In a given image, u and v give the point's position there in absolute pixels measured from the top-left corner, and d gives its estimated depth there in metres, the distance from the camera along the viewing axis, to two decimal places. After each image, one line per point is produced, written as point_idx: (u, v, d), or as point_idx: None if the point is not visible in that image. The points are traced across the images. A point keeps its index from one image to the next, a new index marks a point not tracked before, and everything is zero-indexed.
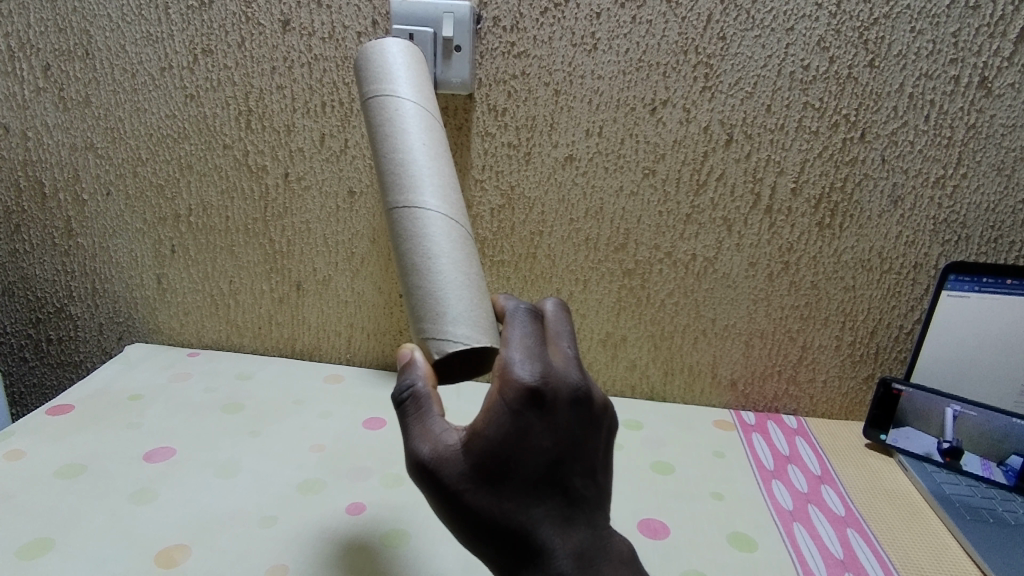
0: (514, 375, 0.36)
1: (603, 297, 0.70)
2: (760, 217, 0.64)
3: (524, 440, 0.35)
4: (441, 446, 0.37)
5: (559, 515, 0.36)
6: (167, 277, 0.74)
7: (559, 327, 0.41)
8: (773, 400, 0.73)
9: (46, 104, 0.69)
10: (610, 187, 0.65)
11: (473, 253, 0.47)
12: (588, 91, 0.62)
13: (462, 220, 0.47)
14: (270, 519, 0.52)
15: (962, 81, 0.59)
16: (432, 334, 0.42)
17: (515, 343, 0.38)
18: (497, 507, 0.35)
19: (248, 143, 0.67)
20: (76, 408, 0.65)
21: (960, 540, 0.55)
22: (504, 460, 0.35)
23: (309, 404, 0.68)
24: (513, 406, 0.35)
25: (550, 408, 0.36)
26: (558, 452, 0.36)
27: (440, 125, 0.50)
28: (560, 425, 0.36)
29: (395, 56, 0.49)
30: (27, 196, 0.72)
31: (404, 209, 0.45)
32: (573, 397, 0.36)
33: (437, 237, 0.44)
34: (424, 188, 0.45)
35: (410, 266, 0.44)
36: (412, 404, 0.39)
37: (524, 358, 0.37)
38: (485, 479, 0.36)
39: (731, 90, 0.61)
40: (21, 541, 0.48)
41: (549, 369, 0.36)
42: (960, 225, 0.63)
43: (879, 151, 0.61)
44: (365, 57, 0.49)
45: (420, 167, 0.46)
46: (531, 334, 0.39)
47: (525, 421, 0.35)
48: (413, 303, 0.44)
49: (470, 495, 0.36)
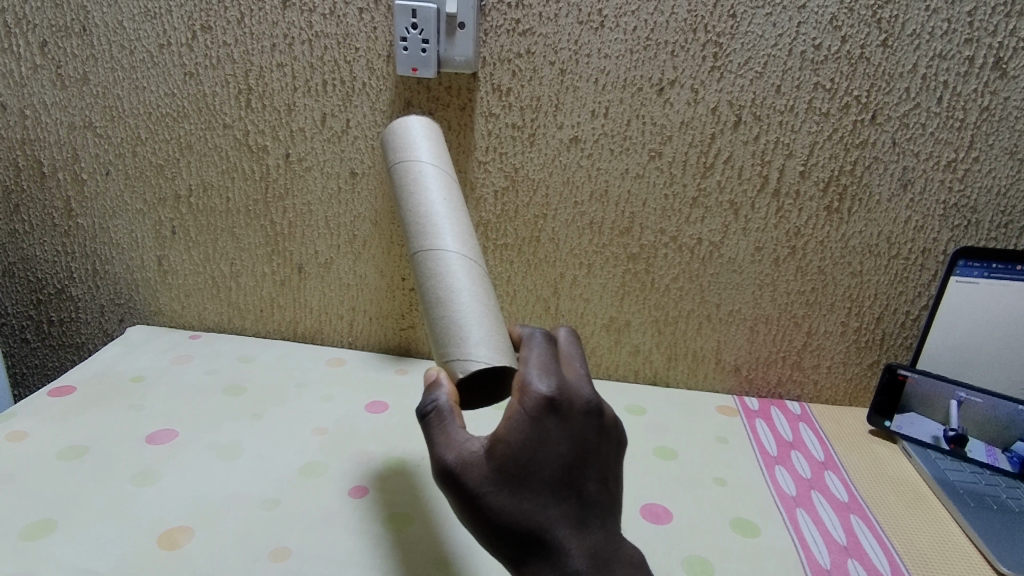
0: (533, 387, 0.38)
1: (608, 282, 0.69)
2: (768, 201, 0.64)
3: (544, 445, 0.36)
4: (466, 453, 0.37)
5: (573, 517, 0.36)
6: (168, 258, 0.74)
7: (571, 351, 0.44)
8: (777, 386, 0.72)
9: (43, 82, 0.68)
10: (615, 170, 0.64)
11: (487, 282, 0.48)
12: (595, 70, 0.61)
13: (476, 252, 0.48)
14: (273, 501, 0.52)
15: (976, 62, 0.57)
16: (455, 356, 0.43)
17: (533, 361, 0.41)
18: (516, 507, 0.36)
19: (249, 122, 0.66)
20: (78, 390, 0.65)
21: (963, 527, 0.55)
22: (524, 464, 0.36)
23: (311, 387, 0.68)
24: (532, 413, 0.37)
25: (566, 417, 0.38)
26: (575, 458, 0.37)
27: (448, 161, 0.52)
28: (576, 433, 0.38)
29: (416, 131, 0.51)
30: (26, 175, 0.71)
31: (423, 243, 0.47)
32: (587, 409, 0.39)
33: (455, 265, 0.46)
34: (440, 220, 0.47)
35: (431, 295, 0.45)
36: (435, 417, 0.39)
37: (541, 373, 0.39)
38: (506, 481, 0.36)
39: (740, 69, 0.60)
40: (24, 522, 0.48)
41: (564, 383, 0.39)
42: (970, 209, 0.62)
43: (890, 133, 0.60)
44: (389, 139, 0.52)
45: (435, 201, 0.48)
46: (546, 353, 0.42)
47: (544, 427, 0.37)
48: (435, 330, 0.45)
49: (492, 497, 0.36)
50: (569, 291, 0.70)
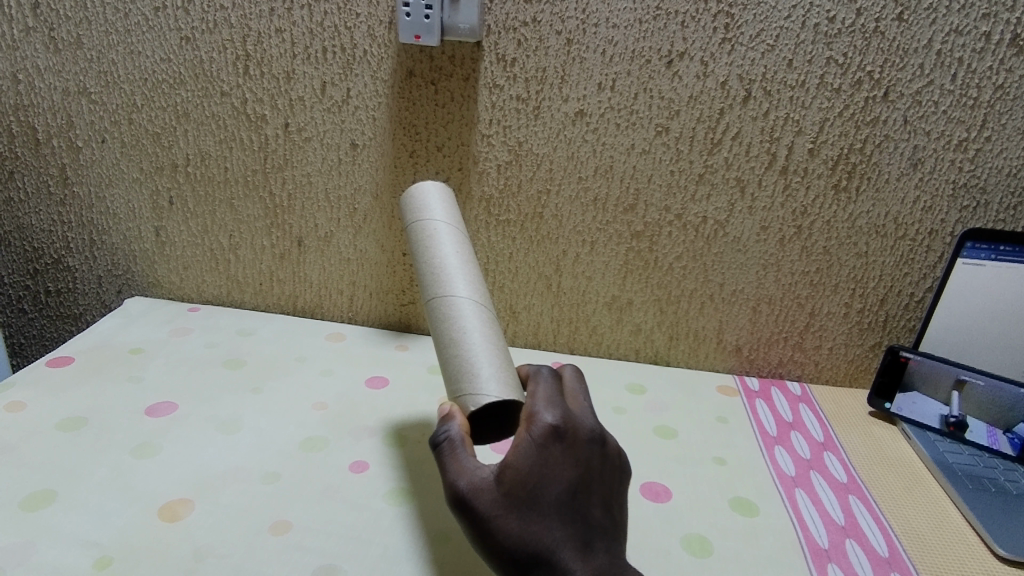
0: (539, 416, 0.41)
1: (610, 260, 0.68)
2: (775, 178, 0.63)
3: (549, 469, 0.39)
4: (476, 479, 0.39)
5: (577, 539, 0.38)
6: (166, 229, 0.73)
7: (575, 385, 0.47)
8: (777, 366, 0.72)
9: (36, 46, 0.66)
10: (621, 145, 0.63)
11: (495, 322, 0.51)
12: (602, 41, 0.59)
13: (484, 297, 0.52)
14: (272, 475, 0.52)
15: (992, 38, 0.56)
16: (467, 391, 0.45)
17: (540, 393, 0.43)
18: (524, 530, 0.37)
19: (247, 90, 0.65)
20: (76, 361, 0.65)
21: (961, 508, 0.55)
22: (532, 488, 0.38)
23: (311, 362, 0.67)
24: (539, 440, 0.40)
25: (570, 445, 0.40)
26: (580, 482, 0.39)
27: (454, 204, 0.57)
28: (581, 459, 0.40)
29: (431, 192, 0.56)
30: (20, 141, 0.70)
31: (435, 288, 0.50)
32: (590, 437, 0.42)
33: (465, 307, 0.49)
34: (451, 267, 0.51)
35: (444, 337, 0.48)
36: (446, 446, 0.41)
37: (546, 404, 0.42)
38: (514, 504, 0.38)
39: (751, 42, 0.58)
40: (23, 493, 0.48)
41: (567, 414, 0.42)
42: (980, 190, 0.61)
43: (902, 111, 0.59)
44: (405, 203, 0.56)
45: (445, 250, 0.52)
46: (552, 385, 0.44)
47: (550, 453, 0.39)
48: (447, 369, 0.47)
49: (502, 520, 0.37)
50: (572, 269, 0.69)
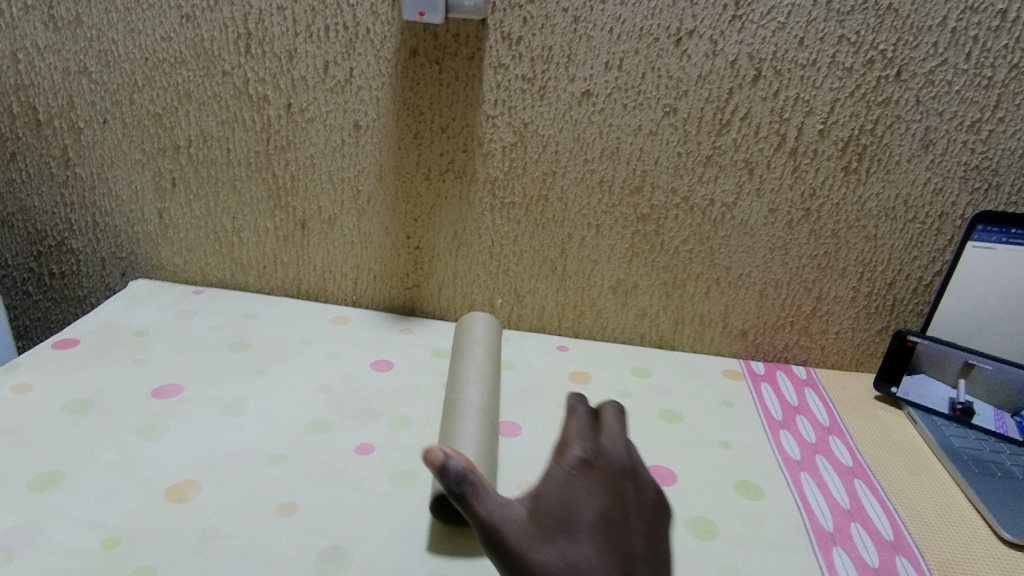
0: (567, 450, 0.42)
1: (616, 243, 0.68)
2: (785, 160, 0.62)
3: (578, 495, 0.38)
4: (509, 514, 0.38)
5: (612, 564, 0.35)
6: (169, 211, 0.73)
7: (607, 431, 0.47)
8: (783, 350, 0.71)
9: (35, 24, 0.66)
10: (628, 126, 0.62)
11: None
12: (609, 19, 0.58)
13: None
14: (279, 457, 0.52)
15: (1009, 16, 0.55)
16: None
17: (571, 429, 0.44)
18: (558, 556, 0.35)
19: (248, 69, 0.64)
20: (83, 343, 0.65)
21: (967, 493, 0.54)
22: (564, 513, 0.37)
23: (317, 345, 0.67)
24: (567, 470, 0.40)
25: (599, 475, 0.40)
26: (612, 511, 0.38)
27: None
28: (611, 489, 0.40)
29: None
30: (21, 122, 0.70)
31: None
32: (619, 471, 0.41)
33: None
34: None
35: None
36: None
37: (575, 440, 0.43)
38: (548, 530, 0.36)
39: (762, 20, 0.57)
40: (32, 474, 0.48)
41: (594, 448, 0.42)
42: (992, 172, 0.60)
43: (915, 91, 0.58)
44: None
45: None
46: (581, 426, 0.45)
47: (579, 481, 0.39)
48: None
49: (535, 548, 0.35)
50: (576, 252, 0.69)
